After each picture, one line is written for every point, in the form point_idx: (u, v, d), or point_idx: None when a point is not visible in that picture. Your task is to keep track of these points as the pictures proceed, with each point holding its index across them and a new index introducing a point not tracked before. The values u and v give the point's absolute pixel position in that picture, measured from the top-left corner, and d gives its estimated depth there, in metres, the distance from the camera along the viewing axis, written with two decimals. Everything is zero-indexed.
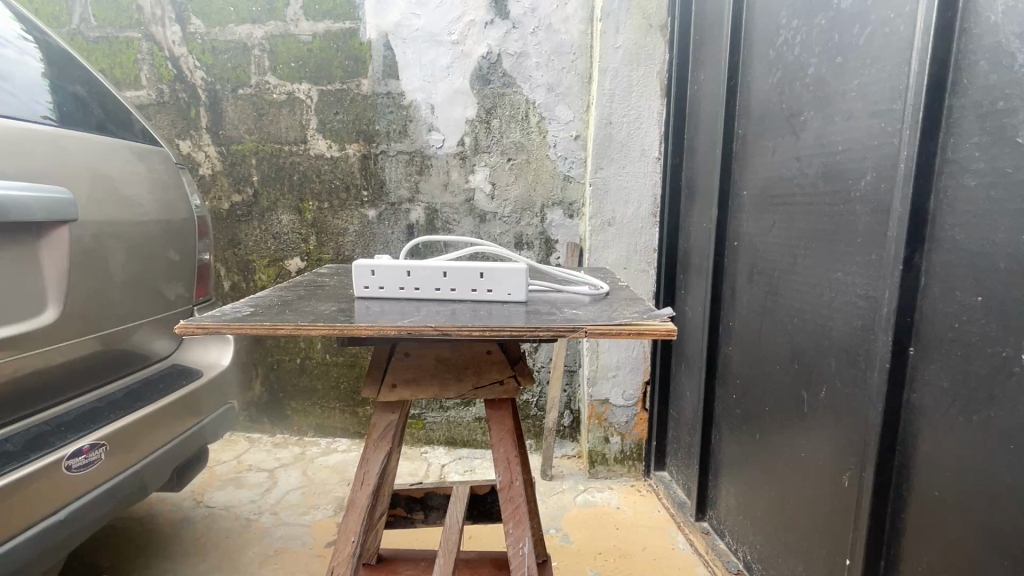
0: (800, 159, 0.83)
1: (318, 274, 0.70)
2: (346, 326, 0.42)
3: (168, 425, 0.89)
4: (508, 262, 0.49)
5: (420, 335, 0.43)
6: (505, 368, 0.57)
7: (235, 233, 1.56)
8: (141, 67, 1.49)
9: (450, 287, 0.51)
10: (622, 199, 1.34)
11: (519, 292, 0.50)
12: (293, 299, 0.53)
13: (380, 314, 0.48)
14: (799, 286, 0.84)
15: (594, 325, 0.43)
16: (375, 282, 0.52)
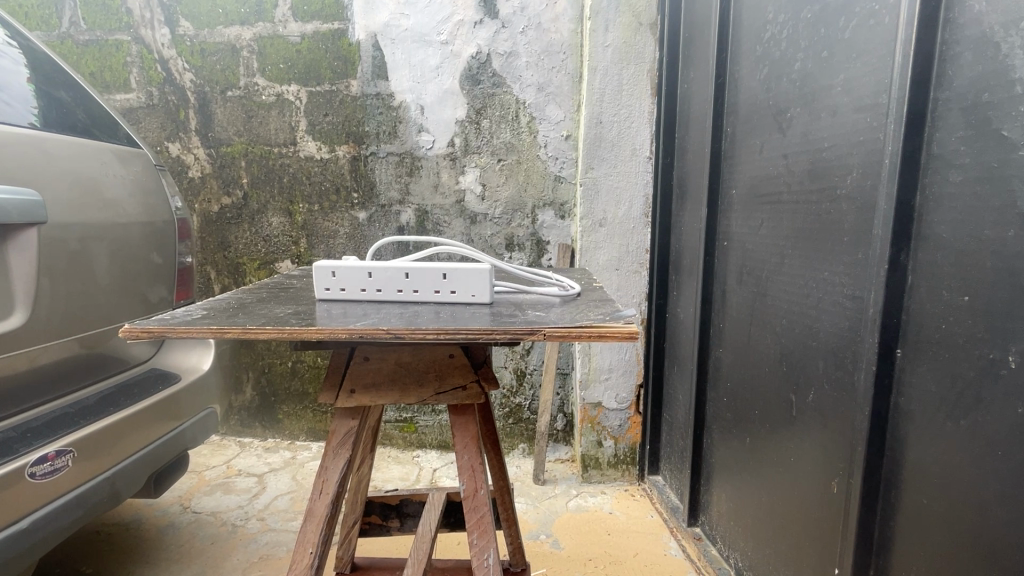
0: (787, 157, 0.81)
1: (288, 275, 0.68)
2: (295, 330, 0.41)
3: (141, 433, 0.88)
4: (470, 262, 0.48)
5: (373, 338, 0.41)
6: (468, 373, 0.55)
7: (225, 236, 1.55)
8: (130, 70, 1.48)
9: (412, 289, 0.49)
10: (613, 200, 1.32)
11: (483, 294, 0.48)
12: (252, 302, 0.51)
13: (338, 317, 0.46)
14: (787, 287, 0.82)
15: (555, 328, 0.40)
16: (336, 284, 0.50)
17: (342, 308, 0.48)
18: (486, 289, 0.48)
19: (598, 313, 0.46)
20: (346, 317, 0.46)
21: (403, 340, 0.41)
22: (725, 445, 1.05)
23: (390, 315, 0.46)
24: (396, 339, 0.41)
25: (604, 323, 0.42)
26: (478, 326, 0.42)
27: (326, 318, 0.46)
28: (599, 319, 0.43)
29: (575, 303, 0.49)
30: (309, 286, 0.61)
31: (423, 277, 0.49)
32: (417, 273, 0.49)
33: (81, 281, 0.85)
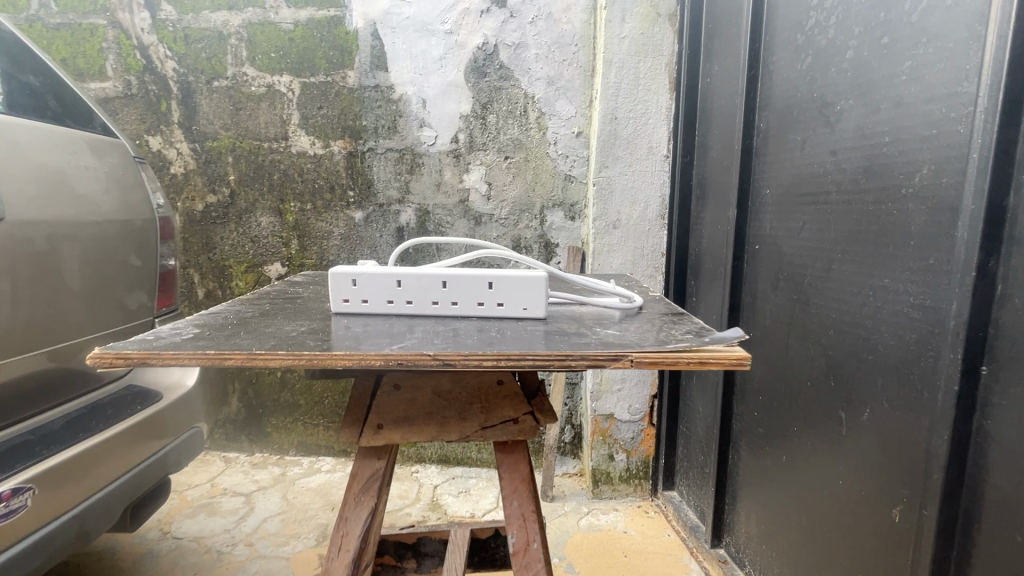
0: (837, 153, 0.75)
1: (290, 283, 0.60)
2: (313, 357, 0.33)
3: (111, 462, 0.77)
4: (521, 269, 0.40)
5: (416, 367, 0.33)
6: (521, 405, 0.53)
7: (210, 236, 1.44)
8: (107, 57, 1.37)
9: (450, 300, 0.41)
10: (628, 200, 1.25)
11: (536, 307, 0.40)
12: (255, 317, 0.43)
13: (364, 338, 0.38)
14: (835, 294, 0.76)
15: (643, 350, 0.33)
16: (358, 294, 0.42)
17: (367, 326, 0.40)
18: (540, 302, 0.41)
19: (679, 330, 0.38)
20: (375, 338, 0.38)
21: (453, 367, 0.33)
22: (755, 463, 0.98)
23: (428, 335, 0.38)
24: (443, 366, 0.33)
25: (698, 343, 0.34)
26: (544, 349, 0.34)
27: (350, 339, 0.38)
28: (686, 339, 0.36)
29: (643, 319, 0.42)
30: (318, 296, 0.52)
31: (464, 286, 0.41)
32: (458, 282, 0.41)
33: (46, 287, 0.75)
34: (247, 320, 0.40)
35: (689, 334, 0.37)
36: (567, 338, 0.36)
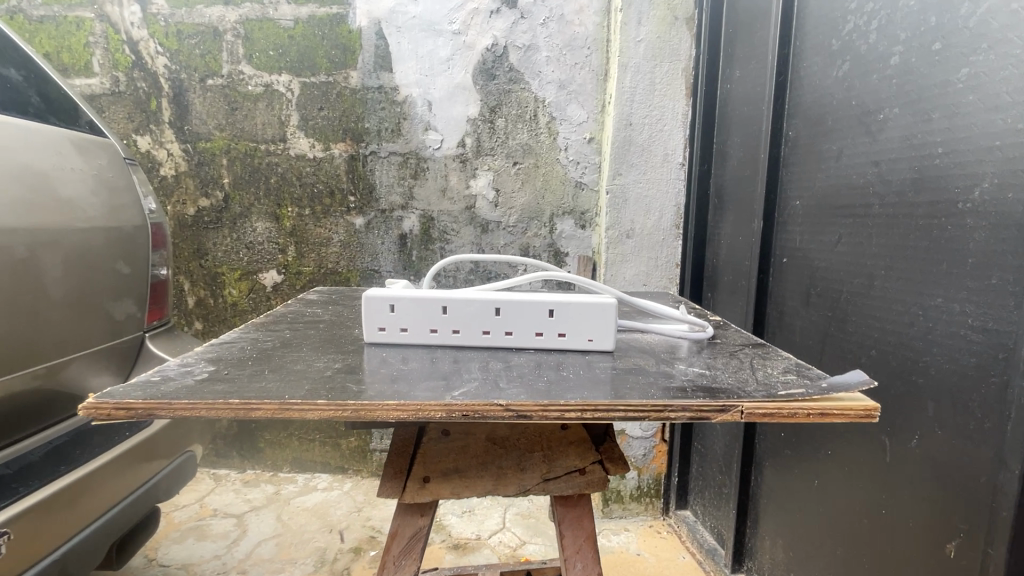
0: (880, 164, 0.71)
1: (309, 311, 0.63)
2: (352, 406, 0.33)
3: (95, 499, 0.69)
4: (579, 298, 0.45)
5: (486, 417, 0.34)
6: (587, 457, 0.58)
7: (202, 242, 1.37)
8: (93, 52, 1.30)
9: (513, 330, 0.47)
10: (642, 209, 1.21)
11: (601, 338, 0.47)
12: (268, 355, 0.43)
13: (404, 386, 0.37)
14: (876, 311, 0.71)
15: (761, 399, 0.35)
16: (402, 321, 0.47)
17: (400, 369, 0.41)
18: (608, 333, 0.47)
19: (778, 374, 0.41)
20: (415, 384, 0.37)
21: (529, 420, 0.34)
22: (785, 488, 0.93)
23: (478, 386, 0.37)
24: (520, 419, 0.34)
25: (814, 392, 0.36)
26: (656, 394, 0.36)
27: (379, 382, 0.37)
28: (797, 387, 0.38)
29: (734, 360, 0.46)
30: (340, 329, 0.54)
31: (529, 319, 0.46)
32: (522, 315, 0.46)
33: (26, 301, 0.69)
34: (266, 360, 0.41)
35: (792, 380, 0.40)
36: (673, 380, 0.39)
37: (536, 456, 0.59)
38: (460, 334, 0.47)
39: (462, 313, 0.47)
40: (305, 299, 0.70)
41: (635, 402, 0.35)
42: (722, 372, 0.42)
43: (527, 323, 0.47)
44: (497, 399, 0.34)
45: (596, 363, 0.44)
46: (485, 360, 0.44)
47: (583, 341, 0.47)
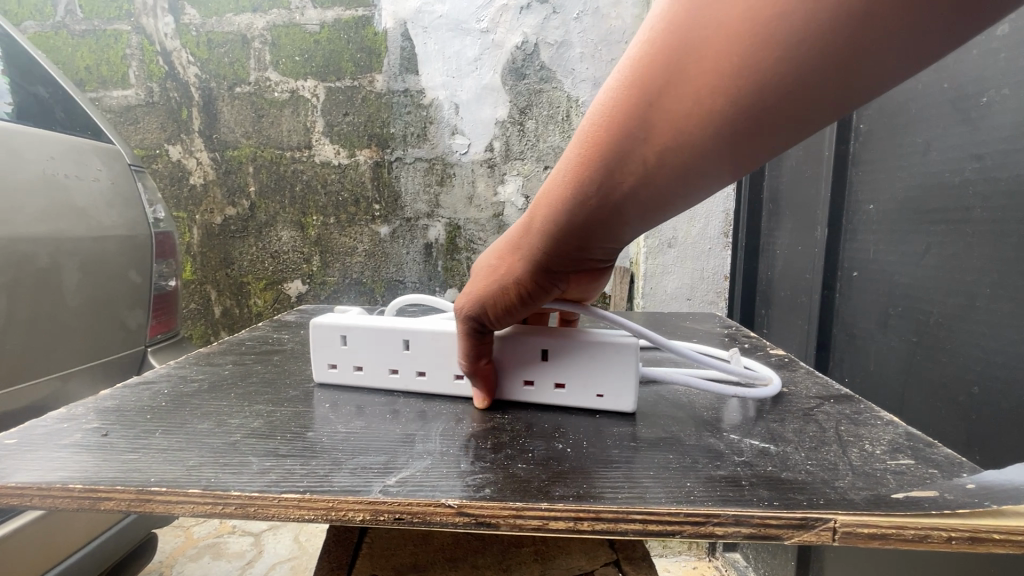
0: (983, 159, 0.57)
1: (273, 337, 0.63)
2: (229, 506, 0.29)
3: (64, 541, 0.62)
4: (573, 339, 0.40)
5: (431, 522, 0.28)
6: (595, 559, 0.47)
7: (229, 251, 1.35)
8: (129, 64, 1.31)
9: (505, 376, 0.43)
10: (685, 217, 1.09)
11: (612, 395, 0.41)
12: (176, 407, 0.42)
13: (328, 468, 0.32)
14: (978, 340, 0.57)
15: (873, 513, 0.27)
16: (368, 358, 0.46)
17: (329, 435, 0.37)
18: (625, 392, 0.41)
19: (885, 464, 0.33)
20: (345, 460, 0.33)
21: (496, 527, 0.28)
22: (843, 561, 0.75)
23: (426, 469, 0.32)
24: (481, 527, 0.28)
25: (956, 503, 0.27)
26: (701, 496, 0.29)
27: (297, 454, 0.34)
28: (923, 489, 0.29)
29: (814, 431, 0.38)
30: (286, 365, 0.53)
31: (522, 365, 0.42)
32: (515, 359, 0.42)
33: (40, 311, 0.66)
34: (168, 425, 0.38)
35: (906, 476, 0.31)
36: (727, 467, 0.32)
37: (526, 551, 0.47)
38: (433, 378, 0.45)
39: (434, 354, 0.44)
40: (276, 320, 0.70)
41: (666, 510, 0.28)
42: (796, 453, 0.34)
43: (517, 365, 0.43)
44: (447, 500, 0.29)
45: (617, 431, 0.38)
46: (448, 424, 0.39)
47: (590, 396, 0.42)
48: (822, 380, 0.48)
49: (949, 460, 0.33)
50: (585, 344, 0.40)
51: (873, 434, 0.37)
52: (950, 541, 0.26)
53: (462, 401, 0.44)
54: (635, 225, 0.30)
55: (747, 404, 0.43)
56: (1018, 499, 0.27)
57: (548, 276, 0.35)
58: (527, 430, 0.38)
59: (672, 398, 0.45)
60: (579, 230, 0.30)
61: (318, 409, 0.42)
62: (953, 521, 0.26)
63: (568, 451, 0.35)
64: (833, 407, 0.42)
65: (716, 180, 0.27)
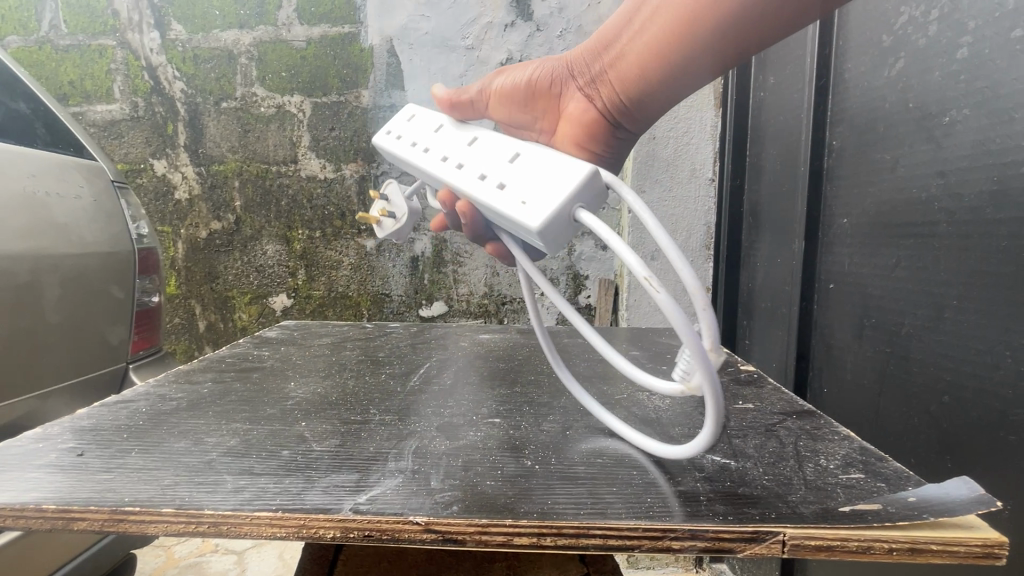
0: (947, 176, 0.59)
1: (253, 354, 0.63)
2: (203, 525, 0.30)
3: (40, 564, 0.61)
4: (542, 148, 0.43)
5: (399, 539, 0.29)
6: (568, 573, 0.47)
7: (213, 265, 1.35)
8: (114, 78, 1.31)
9: (472, 166, 0.48)
10: (667, 230, 1.11)
11: (532, 203, 0.40)
12: (153, 426, 0.42)
13: (301, 486, 0.32)
14: (945, 349, 0.59)
15: (819, 525, 0.28)
16: (409, 134, 0.59)
17: (304, 454, 0.37)
18: (543, 204, 0.39)
19: (837, 477, 0.34)
20: (318, 479, 0.33)
21: (463, 543, 0.29)
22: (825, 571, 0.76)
23: (397, 488, 0.33)
24: (448, 543, 0.29)
25: (895, 515, 0.29)
26: (660, 511, 0.30)
27: (272, 473, 0.34)
28: (867, 502, 0.31)
29: (774, 447, 0.39)
30: (265, 383, 0.53)
31: (494, 162, 0.46)
32: (494, 156, 0.47)
33: (19, 327, 0.66)
34: (147, 444, 0.38)
35: (856, 489, 0.32)
36: (687, 483, 0.33)
37: (499, 567, 0.47)
38: (431, 156, 0.54)
39: (444, 141, 0.54)
40: (257, 337, 0.70)
41: (626, 525, 0.29)
42: (754, 468, 0.35)
43: (492, 159, 0.47)
44: (415, 517, 0.29)
45: (585, 447, 0.39)
46: (421, 442, 0.39)
47: (514, 201, 0.41)
48: (787, 396, 0.49)
49: (897, 474, 0.34)
50: (547, 155, 0.42)
51: (829, 449, 0.38)
52: (891, 552, 0.27)
53: (438, 417, 0.44)
54: (627, 68, 0.52)
55: (713, 420, 0.44)
56: (954, 510, 0.28)
57: (578, 74, 0.58)
58: (499, 447, 0.39)
59: (642, 413, 0.46)
60: (609, 46, 0.53)
61: (294, 428, 0.42)
62: (892, 532, 0.28)
63: (536, 468, 0.36)
64: (794, 422, 0.43)
65: (676, 64, 0.48)
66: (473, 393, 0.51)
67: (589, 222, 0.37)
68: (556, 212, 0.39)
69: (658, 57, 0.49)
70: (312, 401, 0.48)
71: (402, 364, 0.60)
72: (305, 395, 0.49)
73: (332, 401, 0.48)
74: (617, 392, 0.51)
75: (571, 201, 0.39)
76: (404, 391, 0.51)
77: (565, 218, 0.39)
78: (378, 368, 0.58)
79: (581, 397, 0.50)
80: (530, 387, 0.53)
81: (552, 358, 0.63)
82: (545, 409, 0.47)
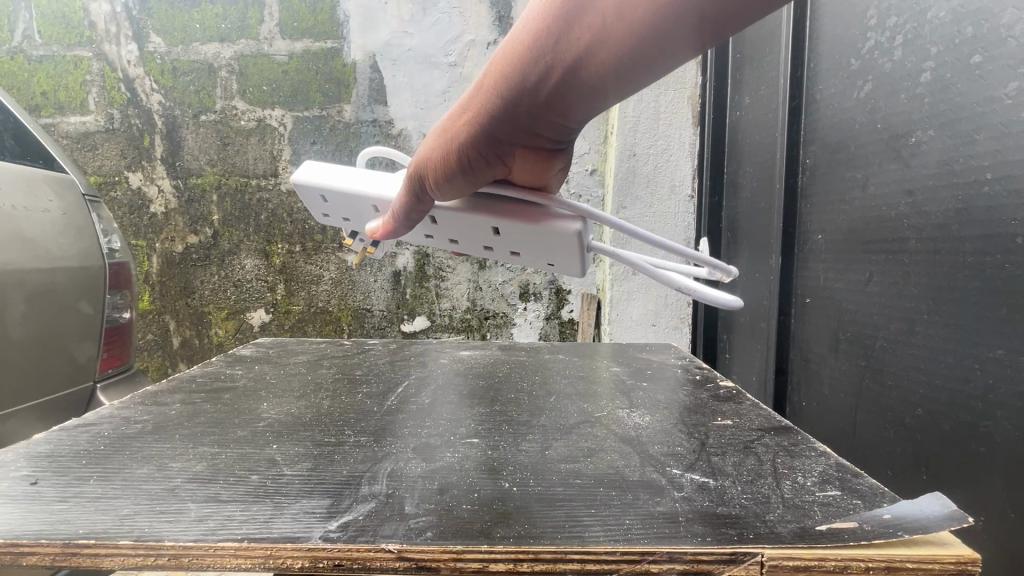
0: (915, 195, 0.61)
1: (225, 373, 0.61)
2: (162, 556, 0.28)
3: None
4: (525, 229, 0.48)
5: (371, 568, 0.28)
6: None
7: (189, 280, 1.32)
8: (89, 90, 1.29)
9: (468, 243, 0.54)
10: (648, 245, 1.12)
11: (560, 263, 0.52)
12: (115, 451, 0.40)
13: (269, 514, 0.31)
14: (918, 364, 0.60)
15: (796, 546, 0.28)
16: (337, 210, 0.58)
17: (274, 478, 0.36)
18: (571, 263, 0.51)
19: (814, 495, 0.34)
20: (287, 505, 0.32)
21: (437, 572, 0.28)
22: None
23: (370, 514, 0.32)
24: (422, 572, 0.28)
25: (870, 533, 0.29)
26: (639, 533, 0.30)
27: (239, 499, 0.33)
28: (844, 520, 0.31)
29: (752, 464, 0.39)
30: (237, 404, 0.51)
31: (484, 237, 0.52)
32: (469, 232, 0.52)
33: None
34: (106, 472, 0.36)
35: (832, 507, 0.32)
36: (666, 503, 0.33)
37: None
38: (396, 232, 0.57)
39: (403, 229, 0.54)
40: (230, 355, 0.68)
41: (603, 549, 0.28)
42: (732, 487, 0.35)
43: (477, 236, 0.52)
44: (388, 544, 0.28)
45: (564, 467, 0.38)
46: (396, 464, 0.39)
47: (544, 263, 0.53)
48: (765, 412, 0.50)
49: (873, 490, 0.34)
50: (532, 231, 0.48)
51: (805, 465, 0.38)
52: (868, 571, 0.27)
53: (415, 437, 0.44)
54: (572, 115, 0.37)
55: (692, 437, 0.44)
56: (927, 528, 0.29)
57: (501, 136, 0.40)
58: (476, 468, 0.38)
59: (622, 431, 0.45)
60: (524, 97, 0.36)
61: (265, 451, 0.41)
62: (867, 552, 0.28)
63: (514, 490, 0.35)
64: (772, 439, 0.43)
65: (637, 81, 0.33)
66: (452, 412, 0.50)
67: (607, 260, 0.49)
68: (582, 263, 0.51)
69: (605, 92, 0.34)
70: (285, 422, 0.47)
71: (379, 383, 0.59)
72: (278, 416, 0.48)
73: (305, 423, 0.46)
74: (597, 409, 0.51)
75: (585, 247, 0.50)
76: (381, 410, 0.50)
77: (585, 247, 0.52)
78: (355, 387, 0.57)
79: (561, 415, 0.49)
80: (509, 405, 0.52)
81: (533, 375, 0.62)
82: (525, 428, 0.46)
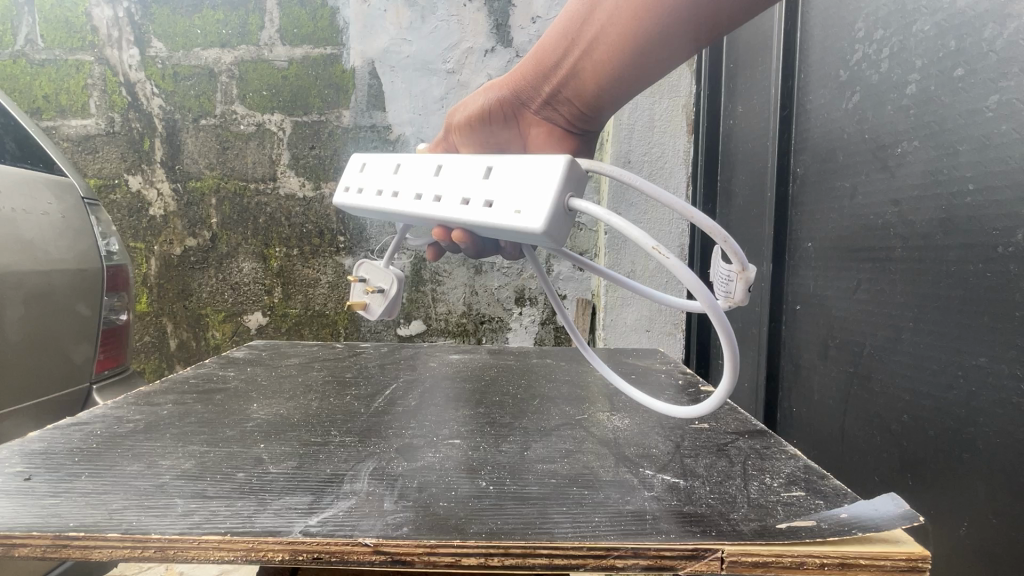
0: (901, 204, 0.62)
1: (217, 375, 0.62)
2: (145, 548, 0.29)
3: None
4: (512, 158, 0.45)
5: (348, 561, 0.29)
6: None
7: (187, 283, 1.33)
8: (91, 93, 1.30)
9: (453, 196, 0.48)
10: (643, 250, 1.13)
11: (527, 210, 0.42)
12: (106, 449, 0.41)
13: (253, 509, 0.32)
14: (902, 369, 0.61)
15: (757, 543, 0.29)
16: (366, 183, 0.58)
17: (259, 476, 0.37)
18: (542, 207, 0.41)
19: (778, 495, 0.35)
20: (271, 501, 0.33)
21: (412, 565, 0.29)
22: None
23: (349, 510, 0.32)
24: (398, 565, 0.29)
25: (826, 531, 0.30)
26: (606, 529, 0.31)
27: (224, 496, 0.34)
28: (804, 519, 0.31)
29: (723, 465, 0.40)
30: (228, 406, 0.52)
31: (471, 182, 0.47)
32: (466, 179, 0.48)
33: None
34: (97, 470, 0.37)
35: (794, 507, 0.33)
36: (636, 502, 0.34)
37: None
38: (398, 197, 0.54)
39: (410, 178, 0.53)
40: (223, 356, 0.69)
41: (573, 545, 0.29)
42: (701, 487, 0.36)
43: (466, 184, 0.48)
44: (365, 539, 0.29)
45: (541, 467, 0.39)
46: (379, 464, 0.39)
47: (509, 211, 0.43)
48: (742, 416, 0.50)
49: (836, 491, 0.35)
50: (519, 160, 0.44)
51: (774, 467, 0.39)
52: (823, 567, 0.28)
53: (400, 438, 0.45)
54: (585, 80, 0.51)
55: (667, 440, 0.45)
56: (882, 525, 0.30)
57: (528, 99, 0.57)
58: (457, 469, 0.39)
59: (601, 434, 0.46)
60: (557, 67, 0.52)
61: (252, 450, 0.41)
62: (823, 549, 0.29)
63: (490, 488, 0.36)
64: (745, 442, 0.44)
65: (633, 63, 0.47)
66: (438, 414, 0.51)
67: (583, 208, 0.39)
68: (554, 209, 0.41)
69: (610, 55, 0.47)
70: (273, 422, 0.48)
71: (368, 386, 0.60)
72: (267, 417, 0.49)
73: (293, 423, 0.47)
74: (580, 412, 0.52)
75: (563, 193, 0.41)
76: (369, 412, 0.51)
77: (562, 212, 0.41)
78: (344, 389, 0.58)
79: (544, 418, 0.50)
80: (495, 407, 0.53)
81: (520, 377, 0.64)
82: (507, 430, 0.47)
